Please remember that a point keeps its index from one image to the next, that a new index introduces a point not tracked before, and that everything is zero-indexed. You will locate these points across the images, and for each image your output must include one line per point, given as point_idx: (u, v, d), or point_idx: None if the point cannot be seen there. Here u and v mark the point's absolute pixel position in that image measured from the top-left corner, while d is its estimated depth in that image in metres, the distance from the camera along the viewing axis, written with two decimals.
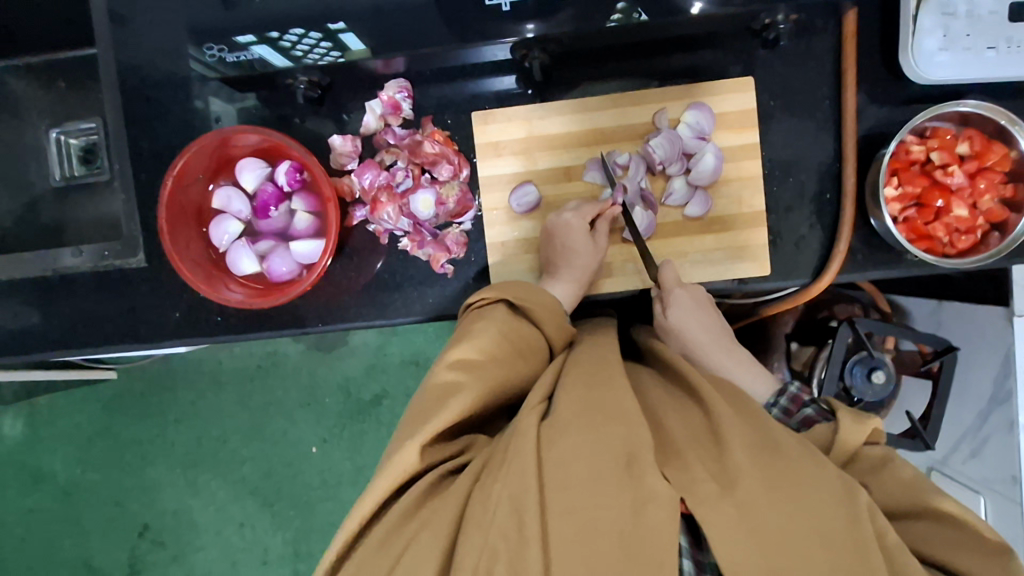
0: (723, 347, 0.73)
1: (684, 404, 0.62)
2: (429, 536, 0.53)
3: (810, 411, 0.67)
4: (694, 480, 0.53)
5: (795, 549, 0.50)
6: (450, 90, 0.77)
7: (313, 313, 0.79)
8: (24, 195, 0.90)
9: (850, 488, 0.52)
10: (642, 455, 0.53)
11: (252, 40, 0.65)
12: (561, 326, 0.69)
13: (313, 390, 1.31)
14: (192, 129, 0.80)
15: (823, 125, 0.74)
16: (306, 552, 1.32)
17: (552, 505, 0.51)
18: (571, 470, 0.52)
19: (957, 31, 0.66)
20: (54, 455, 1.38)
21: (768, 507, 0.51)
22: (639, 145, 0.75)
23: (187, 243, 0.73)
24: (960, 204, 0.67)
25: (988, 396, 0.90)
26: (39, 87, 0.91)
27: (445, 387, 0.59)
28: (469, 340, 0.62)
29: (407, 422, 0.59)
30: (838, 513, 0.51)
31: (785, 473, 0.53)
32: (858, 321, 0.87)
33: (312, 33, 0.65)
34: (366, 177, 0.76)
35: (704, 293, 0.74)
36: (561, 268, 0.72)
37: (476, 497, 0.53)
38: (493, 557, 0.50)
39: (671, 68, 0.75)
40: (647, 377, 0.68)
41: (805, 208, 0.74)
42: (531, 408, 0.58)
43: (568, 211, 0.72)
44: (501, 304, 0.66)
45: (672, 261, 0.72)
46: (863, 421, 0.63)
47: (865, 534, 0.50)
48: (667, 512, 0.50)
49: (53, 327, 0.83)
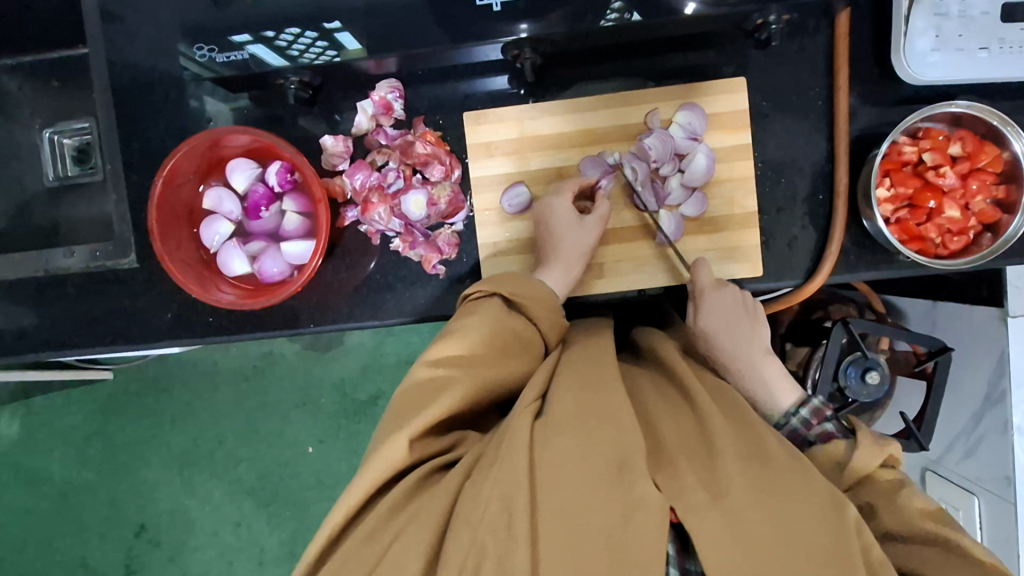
0: (755, 358, 0.72)
1: (677, 408, 0.62)
2: (415, 531, 0.53)
3: (829, 426, 0.68)
4: (684, 487, 0.53)
5: (782, 558, 0.50)
6: (442, 90, 0.76)
7: (305, 313, 0.79)
8: (17, 195, 0.90)
9: (839, 499, 0.52)
10: (634, 461, 0.53)
11: (247, 39, 0.65)
12: (554, 323, 0.69)
13: (309, 389, 1.31)
14: (185, 129, 0.80)
15: (816, 126, 0.74)
16: (302, 552, 1.32)
17: (543, 506, 0.51)
18: (562, 472, 0.52)
19: (949, 32, 0.66)
20: (50, 455, 1.38)
21: (758, 517, 0.51)
22: (632, 144, 0.75)
23: (178, 243, 0.73)
24: (953, 205, 0.67)
25: (982, 396, 0.90)
26: (31, 86, 0.90)
27: (438, 382, 0.60)
28: (461, 335, 0.62)
29: (394, 414, 0.59)
30: (824, 525, 0.51)
31: (775, 482, 0.53)
32: (853, 322, 0.86)
33: (308, 32, 0.65)
34: (358, 178, 0.75)
35: (743, 294, 0.73)
36: (547, 251, 0.72)
37: (466, 494, 0.53)
38: (480, 555, 0.49)
39: (664, 68, 0.75)
40: (641, 380, 0.68)
41: (798, 209, 0.74)
42: (525, 407, 0.58)
43: (554, 194, 0.72)
44: (494, 298, 0.66)
45: (707, 261, 0.72)
46: (882, 446, 0.63)
47: (851, 550, 0.50)
48: (657, 519, 0.50)
49: (45, 328, 0.83)
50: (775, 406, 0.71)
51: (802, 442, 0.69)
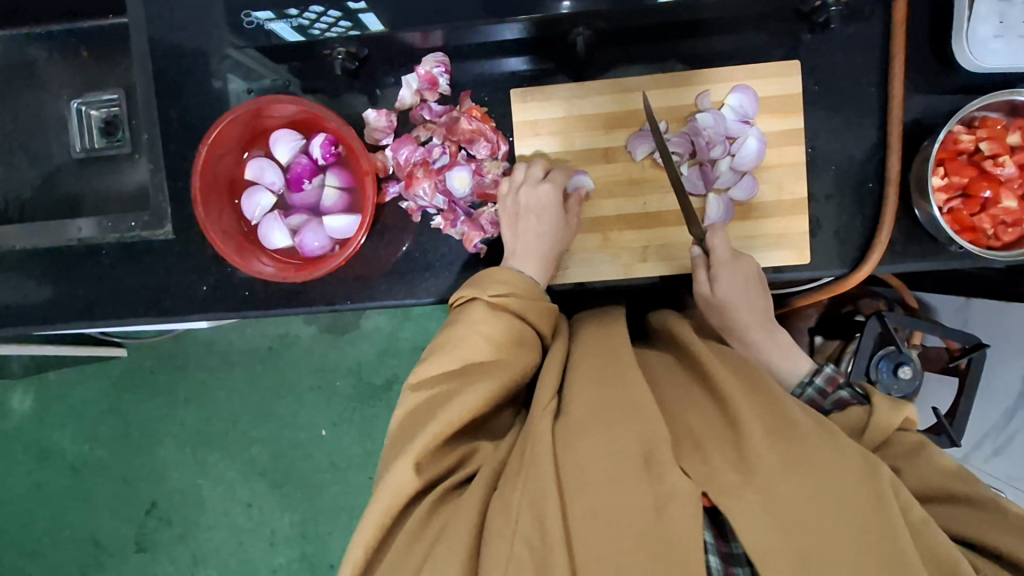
0: (768, 330, 0.72)
1: (694, 395, 0.60)
2: (445, 550, 0.52)
3: (844, 394, 0.68)
4: (715, 471, 0.52)
5: (823, 537, 0.49)
6: (487, 66, 0.75)
7: (342, 290, 0.78)
8: (44, 165, 0.87)
9: (872, 464, 0.51)
10: (660, 451, 0.52)
11: (271, 17, 0.65)
12: (542, 312, 0.66)
13: (325, 372, 1.30)
14: (223, 100, 0.79)
15: (867, 113, 0.73)
16: (313, 535, 1.32)
17: (573, 508, 0.50)
18: (589, 472, 0.51)
19: (1014, 18, 0.66)
20: (63, 431, 1.38)
21: (790, 491, 0.50)
22: (685, 124, 0.73)
23: (220, 214, 0.72)
24: (1009, 195, 0.65)
25: (1015, 393, 0.90)
26: (55, 52, 0.87)
27: (427, 404, 0.60)
28: (447, 352, 0.61)
29: (399, 439, 0.60)
30: (860, 494, 0.50)
31: (804, 458, 0.52)
32: (889, 315, 0.85)
33: (332, 11, 0.65)
34: (403, 152, 0.75)
35: (756, 268, 0.70)
36: (529, 241, 0.70)
37: (495, 508, 0.52)
38: (519, 566, 0.49)
39: (710, 50, 0.74)
40: (659, 364, 0.66)
41: (846, 196, 0.74)
42: (543, 408, 0.57)
43: (545, 183, 0.71)
44: (477, 302, 0.63)
45: (724, 227, 0.70)
46: (900, 407, 0.63)
47: (892, 515, 0.49)
48: (692, 506, 0.49)
49: (74, 298, 0.82)
50: (791, 372, 0.71)
51: (820, 411, 0.70)
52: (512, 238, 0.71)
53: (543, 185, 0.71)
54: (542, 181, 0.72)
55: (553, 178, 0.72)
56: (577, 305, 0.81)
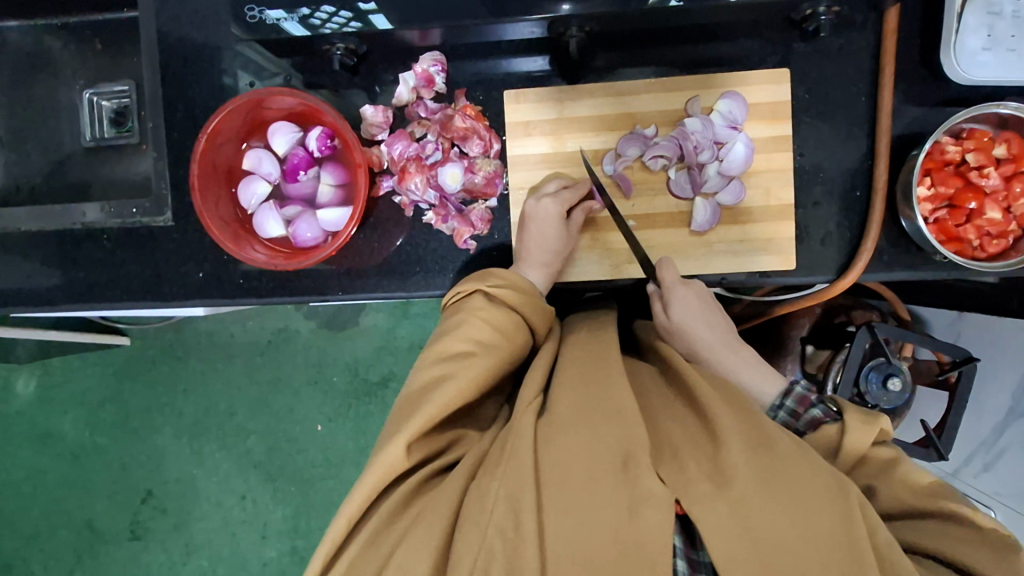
0: (729, 347, 0.70)
1: (677, 408, 0.60)
2: (421, 533, 0.53)
3: (817, 411, 0.63)
4: (689, 479, 0.52)
5: (790, 555, 0.48)
6: (483, 66, 0.77)
7: (335, 281, 0.80)
8: (54, 152, 0.89)
9: (843, 483, 0.51)
10: (638, 455, 0.52)
11: (283, 16, 0.67)
12: (542, 311, 0.68)
13: (323, 366, 1.31)
14: (229, 94, 0.81)
15: (857, 123, 0.74)
16: (304, 528, 1.33)
17: (549, 502, 0.50)
18: (569, 468, 0.52)
19: (1002, 32, 0.67)
20: (65, 417, 1.40)
21: (763, 506, 0.50)
22: (672, 129, 0.75)
23: (216, 202, 0.74)
24: (994, 206, 0.66)
25: (1006, 408, 0.89)
26: (67, 44, 0.89)
27: (425, 387, 0.59)
28: (455, 333, 0.62)
29: (395, 420, 0.59)
30: (830, 513, 0.50)
31: (781, 471, 0.51)
32: (878, 325, 0.83)
33: (344, 14, 0.68)
34: (397, 148, 0.76)
35: (707, 289, 0.73)
36: (535, 253, 0.72)
37: (472, 497, 0.53)
38: (490, 555, 0.49)
39: (704, 57, 0.75)
40: (645, 376, 0.66)
41: (834, 204, 0.75)
42: (527, 405, 0.58)
43: (547, 198, 0.72)
44: (477, 294, 0.65)
45: (670, 260, 0.72)
46: (872, 423, 0.59)
47: (858, 535, 0.49)
48: (664, 511, 0.49)
49: (76, 282, 0.84)
50: (759, 392, 0.67)
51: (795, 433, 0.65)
52: (519, 246, 0.74)
53: (547, 200, 0.72)
54: (545, 196, 0.73)
55: (560, 194, 0.73)
56: (568, 303, 0.82)
